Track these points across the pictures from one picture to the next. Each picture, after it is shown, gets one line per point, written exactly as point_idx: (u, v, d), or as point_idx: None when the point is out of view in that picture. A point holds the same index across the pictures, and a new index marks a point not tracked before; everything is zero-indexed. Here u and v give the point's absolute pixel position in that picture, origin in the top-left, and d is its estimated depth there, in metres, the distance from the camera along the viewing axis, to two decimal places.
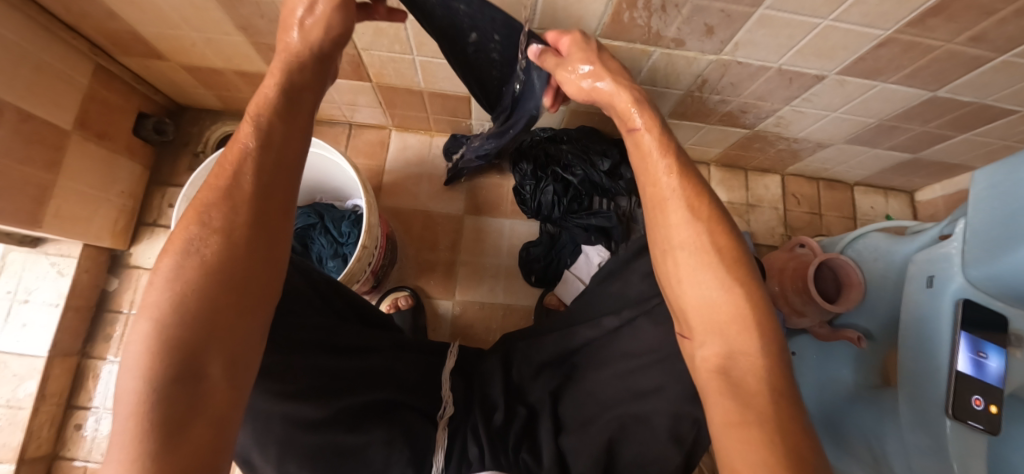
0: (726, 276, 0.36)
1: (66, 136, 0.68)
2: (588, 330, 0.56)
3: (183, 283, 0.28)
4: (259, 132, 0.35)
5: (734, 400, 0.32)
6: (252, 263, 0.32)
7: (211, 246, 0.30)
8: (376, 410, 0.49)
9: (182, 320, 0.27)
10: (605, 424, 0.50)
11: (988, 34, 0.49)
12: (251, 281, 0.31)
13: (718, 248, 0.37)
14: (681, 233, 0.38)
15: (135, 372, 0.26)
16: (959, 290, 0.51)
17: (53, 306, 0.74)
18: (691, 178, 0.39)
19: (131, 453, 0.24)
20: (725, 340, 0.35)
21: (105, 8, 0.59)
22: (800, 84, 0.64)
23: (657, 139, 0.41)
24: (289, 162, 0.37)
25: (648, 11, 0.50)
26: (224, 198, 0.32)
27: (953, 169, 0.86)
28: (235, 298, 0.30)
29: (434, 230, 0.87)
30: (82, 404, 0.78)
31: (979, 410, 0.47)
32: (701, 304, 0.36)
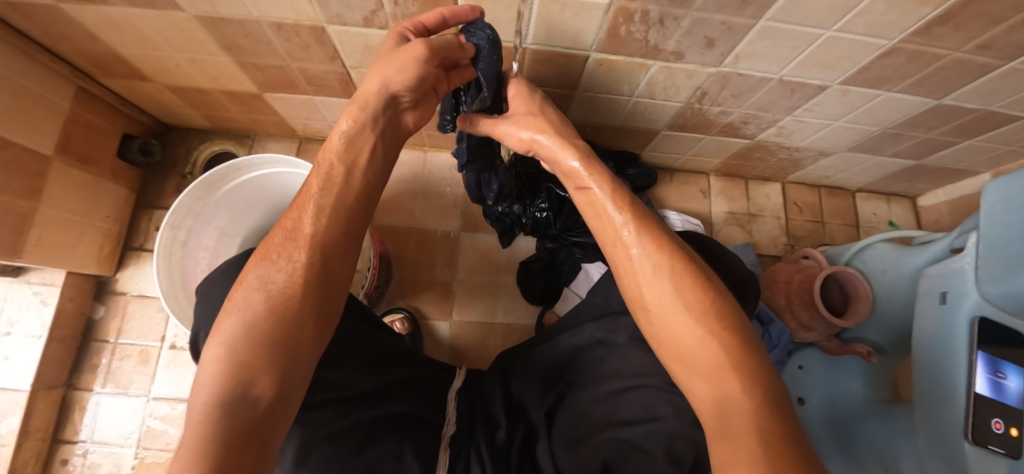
0: (700, 329, 0.35)
1: (48, 161, 0.66)
2: (571, 338, 0.56)
3: (257, 309, 0.35)
4: (327, 183, 0.42)
5: (727, 442, 0.29)
6: (300, 299, 0.37)
7: (279, 282, 0.37)
8: (391, 421, 0.48)
9: (247, 345, 0.33)
10: (599, 444, 0.47)
11: (997, 41, 0.47)
12: (302, 312, 0.36)
13: (688, 303, 0.36)
14: (655, 289, 0.38)
15: (210, 386, 0.31)
16: (975, 307, 0.49)
17: (36, 337, 0.71)
18: (651, 231, 0.40)
19: (192, 452, 0.28)
20: (716, 384, 0.33)
21: (84, 31, 0.57)
22: (802, 94, 0.62)
23: (610, 194, 0.42)
24: (344, 215, 0.43)
25: (646, 25, 0.48)
26: (291, 242, 0.39)
27: (956, 175, 0.85)
28: (281, 328, 0.35)
29: (430, 248, 0.85)
30: (68, 438, 0.75)
31: (997, 433, 0.45)
32: (684, 357, 0.35)
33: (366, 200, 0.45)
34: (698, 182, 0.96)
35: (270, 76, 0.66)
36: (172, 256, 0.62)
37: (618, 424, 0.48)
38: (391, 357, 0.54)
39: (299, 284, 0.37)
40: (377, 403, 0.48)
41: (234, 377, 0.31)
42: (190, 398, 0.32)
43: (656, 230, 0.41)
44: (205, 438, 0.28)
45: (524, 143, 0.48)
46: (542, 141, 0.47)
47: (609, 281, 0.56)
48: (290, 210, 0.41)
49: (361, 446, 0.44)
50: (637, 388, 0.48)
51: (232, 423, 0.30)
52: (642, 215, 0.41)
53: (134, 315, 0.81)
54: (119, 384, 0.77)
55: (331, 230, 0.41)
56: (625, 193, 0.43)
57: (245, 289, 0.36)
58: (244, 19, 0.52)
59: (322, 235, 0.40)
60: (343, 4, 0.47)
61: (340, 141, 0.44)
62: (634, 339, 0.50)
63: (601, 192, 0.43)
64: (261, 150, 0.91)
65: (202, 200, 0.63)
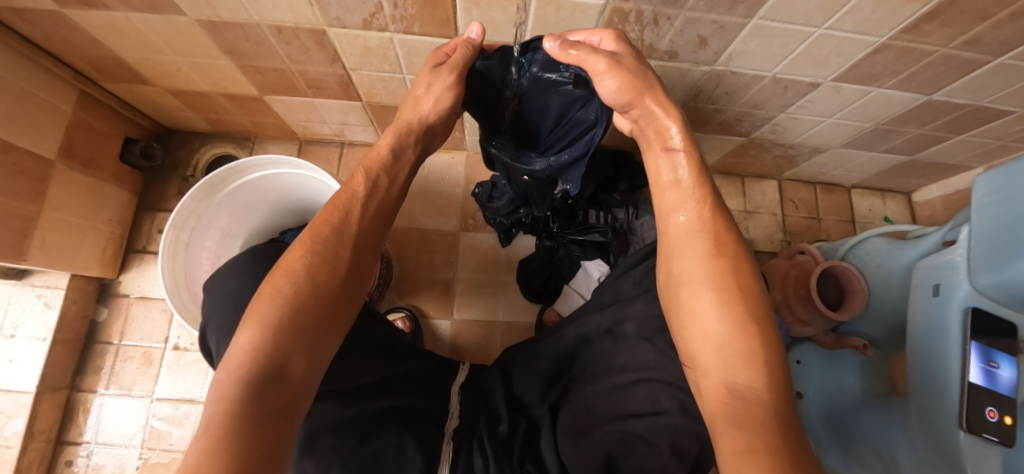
0: (739, 315, 0.36)
1: (51, 165, 0.67)
2: (576, 328, 0.57)
3: (296, 295, 0.37)
4: (369, 183, 0.46)
5: (739, 430, 0.31)
6: (336, 290, 0.40)
7: (320, 271, 0.39)
8: (395, 414, 0.48)
9: (284, 328, 0.35)
10: (603, 436, 0.48)
11: (983, 38, 0.48)
12: (333, 302, 0.39)
13: (740, 286, 0.37)
14: (691, 267, 0.40)
15: (244, 361, 0.33)
16: (967, 299, 0.49)
17: (40, 339, 0.72)
18: (712, 210, 0.42)
19: (226, 428, 0.29)
20: (729, 371, 0.35)
21: (87, 36, 0.58)
22: (795, 92, 0.63)
23: (693, 167, 0.44)
24: (381, 216, 0.47)
25: (640, 24, 0.49)
26: (335, 233, 0.42)
27: (950, 170, 0.86)
28: (319, 313, 0.38)
29: (430, 248, 0.86)
30: (73, 439, 0.75)
31: (992, 422, 0.46)
32: (709, 337, 0.37)
33: (388, 195, 0.49)
34: None
35: (270, 79, 0.67)
36: (176, 256, 0.63)
37: (624, 417, 0.49)
38: (393, 351, 0.55)
39: (340, 274, 0.41)
40: (377, 397, 0.48)
41: (272, 355, 0.34)
42: (216, 377, 0.33)
43: (724, 214, 0.42)
44: (242, 414, 0.30)
45: (624, 94, 0.45)
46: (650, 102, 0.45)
47: (616, 278, 0.58)
48: (331, 199, 0.44)
49: (363, 437, 0.44)
50: (642, 382, 0.49)
51: (268, 399, 0.32)
52: (712, 199, 0.42)
53: (137, 317, 0.81)
54: (122, 386, 0.78)
55: (369, 229, 0.45)
56: (705, 172, 0.44)
57: (287, 274, 0.38)
58: (245, 23, 0.52)
59: (355, 228, 0.44)
60: (342, 7, 0.48)
61: (385, 150, 0.49)
62: (642, 331, 0.51)
63: (685, 160, 0.44)
64: (261, 153, 0.92)
65: (205, 202, 0.64)
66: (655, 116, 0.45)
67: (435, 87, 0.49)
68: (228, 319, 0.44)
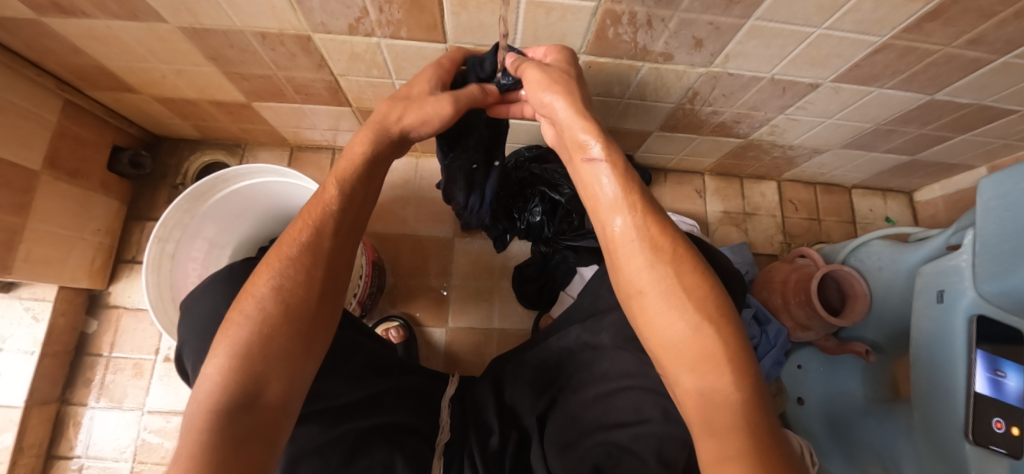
0: (693, 318, 0.34)
1: (36, 176, 0.66)
2: (559, 340, 0.55)
3: (267, 320, 0.36)
4: (343, 196, 0.43)
5: (713, 438, 0.30)
6: (310, 312, 0.38)
7: (291, 294, 0.38)
8: (381, 433, 0.48)
9: (255, 355, 0.34)
10: (589, 449, 0.47)
11: (988, 36, 0.47)
12: (309, 325, 0.38)
13: (684, 287, 0.36)
14: (643, 278, 0.37)
15: (213, 391, 0.32)
16: (972, 305, 0.48)
17: (28, 353, 0.71)
18: (654, 219, 0.39)
19: (193, 460, 0.29)
20: (701, 376, 0.33)
21: (68, 44, 0.57)
22: (794, 93, 0.61)
23: (618, 177, 0.40)
24: (355, 230, 0.45)
25: (633, 26, 0.48)
26: (306, 253, 0.40)
27: (952, 169, 0.84)
28: (289, 337, 0.36)
29: (424, 255, 0.85)
30: (63, 454, 0.75)
31: (999, 433, 0.44)
32: (670, 347, 0.35)
33: (365, 206, 0.46)
34: (692, 182, 0.96)
35: (257, 85, 0.65)
36: (161, 268, 0.61)
37: (608, 428, 0.48)
38: (381, 365, 0.53)
39: (313, 296, 0.39)
40: (366, 414, 0.48)
41: (240, 383, 0.33)
42: (187, 406, 0.33)
43: (660, 215, 0.39)
44: (210, 445, 0.30)
45: (547, 105, 0.45)
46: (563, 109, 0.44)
47: (596, 283, 0.55)
48: (303, 215, 0.42)
49: (350, 457, 0.44)
50: (625, 390, 0.48)
51: (238, 428, 0.31)
52: (646, 205, 0.39)
53: (127, 329, 0.80)
54: (112, 398, 0.77)
55: (342, 244, 0.43)
56: (631, 174, 0.41)
57: (255, 299, 0.37)
58: (227, 29, 0.51)
59: (328, 246, 0.41)
60: (326, 12, 0.47)
61: (360, 154, 0.45)
62: (619, 339, 0.49)
63: (610, 170, 0.41)
64: (251, 159, 0.90)
65: (190, 212, 0.63)
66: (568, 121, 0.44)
67: (448, 87, 0.48)
68: (207, 340, 0.42)
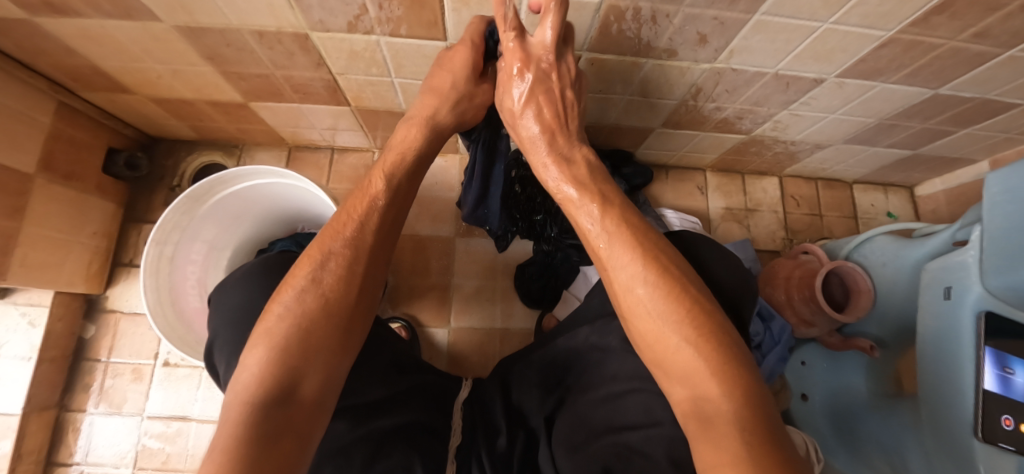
0: (676, 333, 0.36)
1: (30, 179, 0.64)
2: (566, 341, 0.56)
3: (308, 314, 0.37)
4: (388, 191, 0.45)
5: (710, 442, 0.30)
6: (348, 309, 0.39)
7: (332, 289, 0.38)
8: (401, 433, 0.47)
9: (294, 349, 0.35)
10: (600, 449, 0.45)
11: (993, 30, 0.47)
12: (347, 322, 0.39)
13: (661, 304, 0.37)
14: (636, 296, 0.39)
15: (252, 383, 0.33)
16: (980, 301, 0.48)
17: (25, 359, 0.70)
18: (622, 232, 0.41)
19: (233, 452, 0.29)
20: (693, 385, 0.34)
21: (60, 44, 0.55)
22: (797, 88, 0.61)
23: (593, 204, 0.44)
24: (395, 228, 0.46)
25: (637, 22, 0.47)
26: (349, 247, 0.41)
27: (953, 164, 0.84)
28: (327, 330, 0.37)
29: (425, 254, 0.84)
30: (63, 460, 0.74)
31: (1007, 430, 0.44)
32: (665, 359, 0.37)
33: (405, 205, 0.47)
34: (694, 179, 0.95)
35: (254, 85, 0.64)
36: (160, 272, 0.61)
37: (617, 429, 0.46)
38: (402, 366, 0.54)
39: (351, 292, 0.40)
40: (386, 413, 0.47)
41: (279, 376, 0.33)
42: (225, 397, 0.33)
43: (629, 227, 0.42)
44: (246, 436, 0.30)
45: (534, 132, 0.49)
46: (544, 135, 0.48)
47: (604, 284, 0.56)
48: (346, 210, 0.43)
49: (371, 459, 0.43)
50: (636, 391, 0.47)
51: (276, 422, 0.32)
52: (621, 225, 0.42)
53: (126, 333, 0.79)
54: (112, 404, 0.76)
55: (383, 243, 0.44)
56: (600, 193, 0.45)
57: (298, 292, 0.37)
58: (224, 28, 0.50)
59: (372, 241, 0.42)
60: (325, 10, 0.46)
61: (394, 156, 0.47)
62: (627, 342, 0.49)
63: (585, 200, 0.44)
64: (249, 160, 0.89)
65: (189, 214, 0.62)
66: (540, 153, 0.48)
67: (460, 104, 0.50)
68: (224, 342, 0.43)
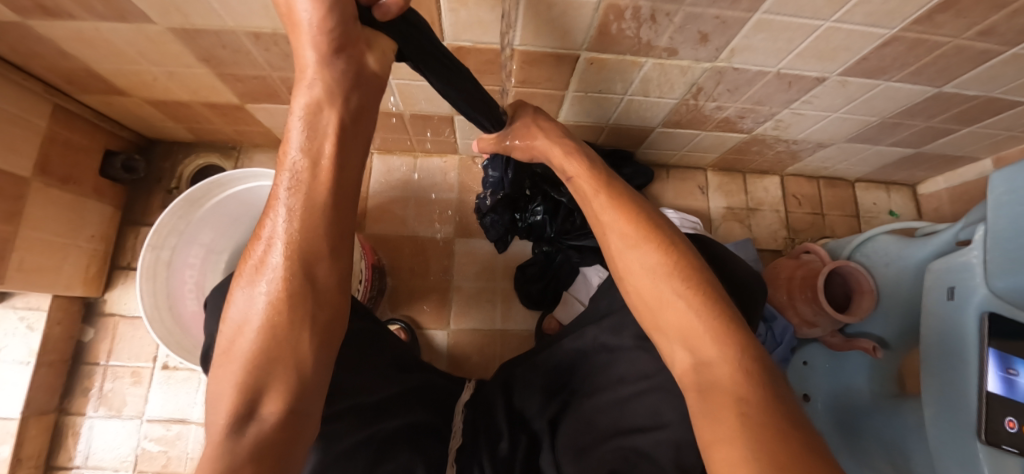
0: (665, 291, 0.37)
1: (26, 183, 0.64)
2: (573, 341, 0.55)
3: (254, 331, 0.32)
4: (285, 165, 0.31)
5: (708, 417, 0.30)
6: (291, 317, 0.32)
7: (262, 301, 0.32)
8: (409, 432, 0.48)
9: (249, 368, 0.32)
10: (605, 454, 0.45)
11: (999, 27, 0.46)
12: (296, 329, 0.32)
13: (660, 265, 0.38)
14: (628, 258, 0.40)
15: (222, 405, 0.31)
16: (984, 302, 0.48)
17: (24, 363, 0.70)
18: (623, 205, 0.42)
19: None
20: (693, 350, 0.34)
21: (55, 47, 0.55)
22: (799, 87, 0.60)
23: (590, 180, 0.45)
24: (316, 203, 0.32)
25: (637, 21, 0.46)
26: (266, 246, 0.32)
27: (956, 162, 0.83)
28: (282, 337, 0.32)
29: (424, 256, 0.84)
30: (63, 464, 0.74)
31: (1011, 432, 0.44)
32: (658, 324, 0.38)
33: (314, 175, 0.31)
34: (695, 178, 0.95)
35: (251, 86, 0.64)
36: (157, 276, 0.60)
37: (624, 433, 0.46)
38: (404, 364, 0.54)
39: (301, 288, 0.33)
40: (391, 416, 0.47)
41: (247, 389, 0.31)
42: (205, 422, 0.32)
43: (630, 203, 0.42)
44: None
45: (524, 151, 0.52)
46: (536, 145, 0.50)
47: (610, 284, 0.55)
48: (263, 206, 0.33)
49: (376, 461, 0.42)
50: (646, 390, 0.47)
51: (250, 440, 0.30)
52: (618, 194, 0.43)
53: (125, 337, 0.79)
54: (111, 407, 0.76)
55: (302, 226, 0.31)
56: (603, 175, 0.45)
57: (245, 302, 0.33)
58: (219, 29, 0.49)
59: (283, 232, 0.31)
60: None
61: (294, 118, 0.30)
62: (640, 338, 0.49)
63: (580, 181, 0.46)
64: (247, 162, 0.89)
65: (185, 218, 0.61)
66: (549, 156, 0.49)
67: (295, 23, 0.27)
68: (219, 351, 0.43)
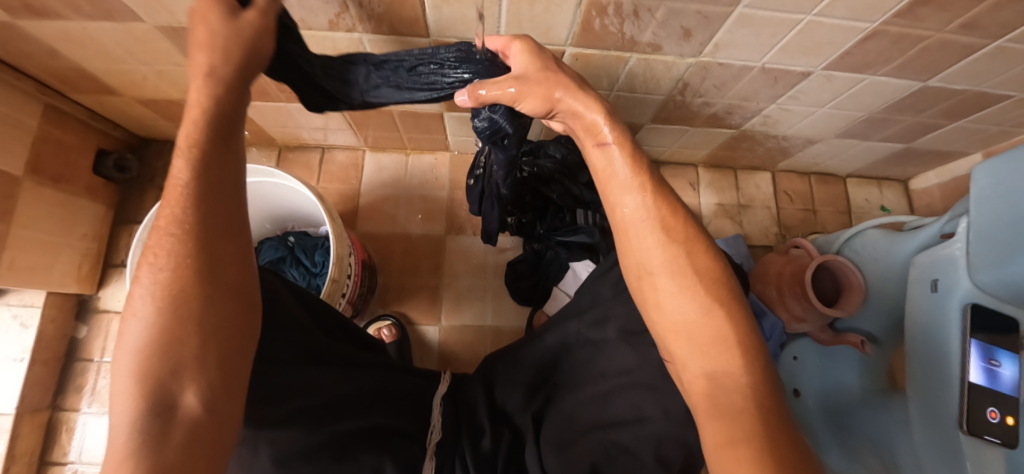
0: (703, 299, 0.36)
1: (18, 182, 0.64)
2: (556, 335, 0.54)
3: (152, 322, 0.29)
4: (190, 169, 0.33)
5: (721, 421, 0.31)
6: (196, 303, 0.31)
7: (164, 287, 0.30)
8: (369, 435, 0.46)
9: (157, 355, 0.29)
10: (586, 447, 0.46)
11: (982, 20, 0.46)
12: (209, 308, 0.31)
13: (693, 270, 0.37)
14: (654, 258, 0.38)
15: (132, 400, 0.28)
16: (967, 295, 0.48)
17: (17, 360, 0.70)
18: (667, 199, 0.39)
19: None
20: (709, 357, 0.35)
21: (45, 47, 0.55)
22: (786, 82, 0.60)
23: (631, 160, 0.39)
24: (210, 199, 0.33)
25: (619, 17, 0.46)
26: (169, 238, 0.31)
27: (947, 157, 0.83)
28: (200, 325, 0.30)
29: (415, 253, 0.84)
30: (57, 460, 0.74)
31: (994, 422, 0.45)
32: (678, 326, 0.37)
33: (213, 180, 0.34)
34: (686, 175, 0.95)
35: None
36: None
37: (604, 426, 0.47)
38: (357, 363, 0.52)
39: (224, 271, 0.33)
40: (349, 417, 0.45)
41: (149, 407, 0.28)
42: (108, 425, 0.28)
43: (670, 199, 0.39)
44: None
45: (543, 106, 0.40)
46: (568, 98, 0.39)
47: (593, 281, 0.53)
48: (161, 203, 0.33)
49: (337, 461, 0.42)
50: (623, 385, 0.48)
51: (161, 459, 0.26)
52: (660, 188, 0.40)
53: (118, 334, 0.80)
54: (105, 404, 0.76)
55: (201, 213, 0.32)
56: (641, 160, 0.40)
57: (135, 318, 0.30)
58: None
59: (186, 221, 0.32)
60: (305, 9, 0.45)
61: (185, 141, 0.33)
62: (623, 334, 0.49)
63: (620, 156, 0.39)
64: None
65: None
66: (584, 115, 0.39)
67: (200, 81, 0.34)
68: None
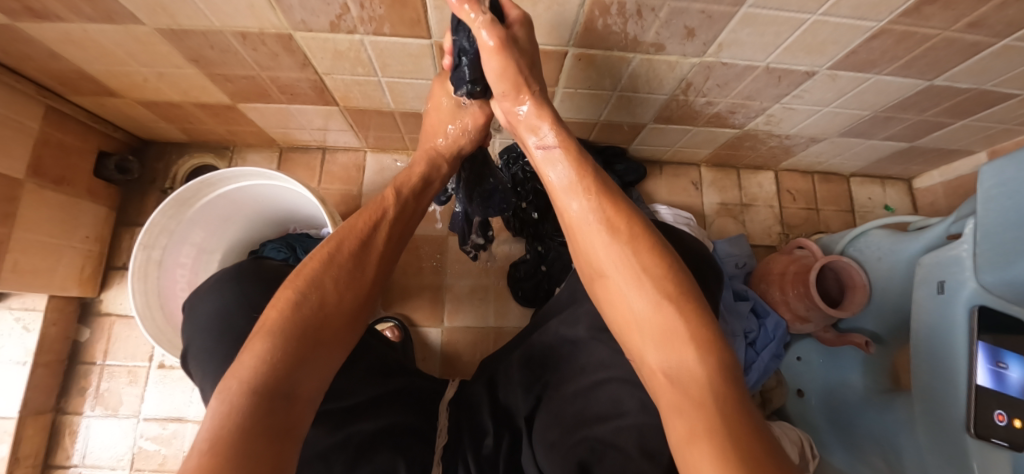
0: (654, 293, 0.36)
1: (19, 185, 0.64)
2: (541, 335, 0.55)
3: (302, 311, 0.37)
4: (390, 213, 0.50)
5: (687, 417, 0.30)
6: (341, 312, 0.40)
7: (327, 289, 0.40)
8: (387, 434, 0.48)
9: (297, 340, 0.35)
10: (573, 446, 0.45)
11: (989, 19, 0.45)
12: (344, 319, 0.40)
13: (643, 266, 0.37)
14: (603, 258, 0.40)
15: (255, 368, 0.32)
16: (973, 296, 0.47)
17: (20, 363, 0.70)
18: (604, 198, 0.42)
19: (225, 441, 0.28)
20: (672, 353, 0.34)
21: (45, 49, 0.55)
22: (789, 81, 0.60)
23: (570, 164, 0.45)
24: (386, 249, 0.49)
25: (623, 17, 0.46)
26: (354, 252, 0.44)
27: (951, 155, 0.83)
28: (334, 332, 0.39)
29: (417, 253, 0.84)
30: (61, 463, 0.74)
31: (1000, 426, 0.44)
32: (635, 322, 0.37)
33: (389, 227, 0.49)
34: (688, 174, 0.94)
35: (241, 86, 0.64)
36: (148, 276, 0.61)
37: (590, 422, 0.46)
38: (388, 367, 0.55)
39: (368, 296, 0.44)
40: (368, 416, 0.48)
41: (276, 379, 0.32)
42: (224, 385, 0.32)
43: (615, 195, 0.43)
44: (243, 426, 0.29)
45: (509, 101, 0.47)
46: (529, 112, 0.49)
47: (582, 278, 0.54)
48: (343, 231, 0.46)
49: (354, 461, 0.44)
50: (603, 381, 0.47)
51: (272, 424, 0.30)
52: (598, 184, 0.43)
53: (121, 336, 0.80)
54: (108, 406, 0.76)
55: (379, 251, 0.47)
56: (588, 163, 0.45)
57: (292, 303, 0.38)
58: (206, 29, 0.50)
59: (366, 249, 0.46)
60: (306, 10, 0.45)
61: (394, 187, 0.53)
62: (594, 330, 0.49)
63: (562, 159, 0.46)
64: (241, 161, 0.89)
65: (175, 218, 0.61)
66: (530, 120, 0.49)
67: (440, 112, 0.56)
68: (208, 344, 0.44)
